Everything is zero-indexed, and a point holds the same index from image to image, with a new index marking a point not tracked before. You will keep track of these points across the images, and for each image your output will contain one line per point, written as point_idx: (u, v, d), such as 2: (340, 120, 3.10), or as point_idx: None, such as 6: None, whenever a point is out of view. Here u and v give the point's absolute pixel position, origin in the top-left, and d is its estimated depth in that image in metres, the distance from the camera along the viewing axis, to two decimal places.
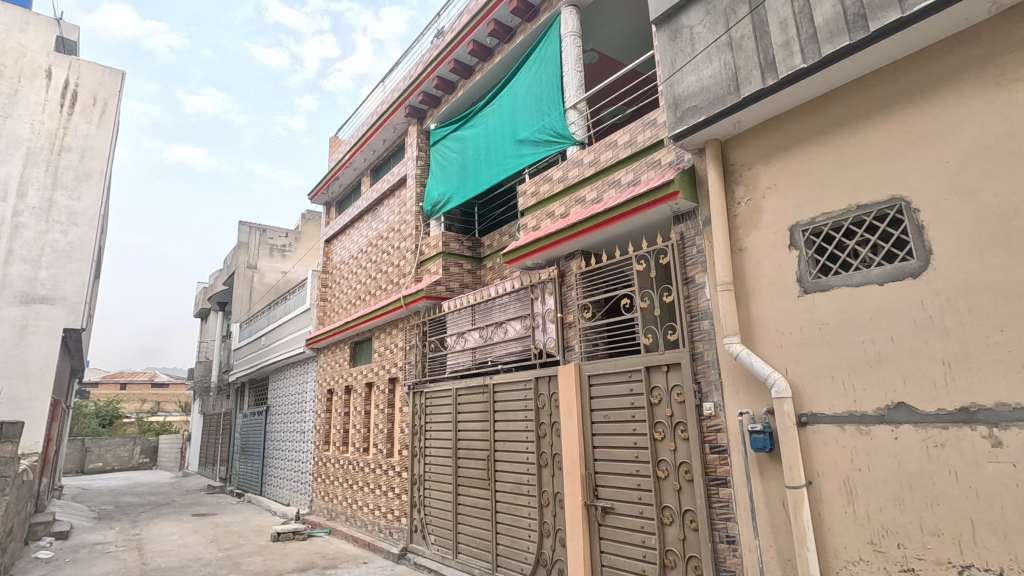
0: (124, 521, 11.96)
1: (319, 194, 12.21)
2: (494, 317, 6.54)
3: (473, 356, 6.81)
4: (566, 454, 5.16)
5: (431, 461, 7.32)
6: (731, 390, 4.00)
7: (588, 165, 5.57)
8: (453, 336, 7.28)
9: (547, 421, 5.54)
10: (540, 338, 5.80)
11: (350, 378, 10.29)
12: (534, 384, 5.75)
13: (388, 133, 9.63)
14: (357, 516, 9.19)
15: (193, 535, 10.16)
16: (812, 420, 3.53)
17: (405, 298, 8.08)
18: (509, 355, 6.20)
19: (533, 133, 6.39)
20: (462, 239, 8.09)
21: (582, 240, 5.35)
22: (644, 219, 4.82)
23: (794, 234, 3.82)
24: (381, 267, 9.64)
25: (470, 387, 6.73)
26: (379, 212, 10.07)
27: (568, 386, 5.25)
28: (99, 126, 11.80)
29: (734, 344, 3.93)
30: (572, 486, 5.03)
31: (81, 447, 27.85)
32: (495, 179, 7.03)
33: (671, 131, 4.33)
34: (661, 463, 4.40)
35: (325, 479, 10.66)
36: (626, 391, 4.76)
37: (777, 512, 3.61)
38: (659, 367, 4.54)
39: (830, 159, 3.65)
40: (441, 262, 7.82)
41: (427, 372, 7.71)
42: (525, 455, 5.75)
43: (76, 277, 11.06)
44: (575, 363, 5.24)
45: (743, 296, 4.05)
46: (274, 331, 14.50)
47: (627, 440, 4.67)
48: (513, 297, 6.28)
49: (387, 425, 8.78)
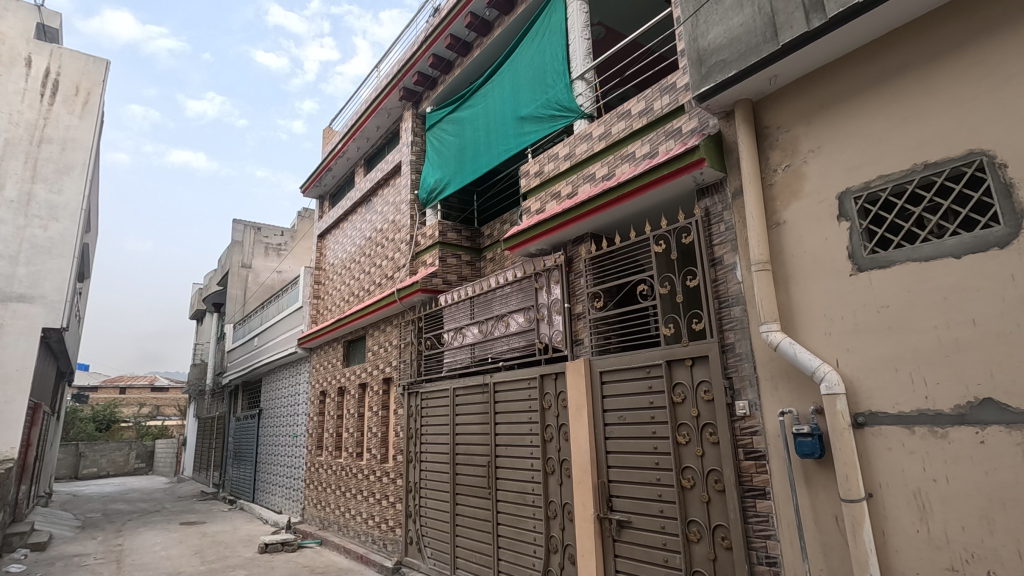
0: (108, 531, 11.40)
1: (311, 187, 11.66)
2: (494, 310, 5.99)
3: (471, 354, 6.26)
4: (576, 460, 4.60)
5: (427, 467, 6.77)
6: (769, 386, 3.44)
7: (598, 139, 5.02)
8: (450, 332, 6.72)
9: (553, 424, 4.98)
10: (545, 332, 5.23)
11: (342, 379, 9.76)
12: (539, 382, 5.19)
13: (382, 118, 9.11)
14: (350, 526, 8.63)
15: (177, 546, 9.62)
16: (872, 420, 2.97)
17: (399, 292, 7.54)
18: (512, 351, 5.63)
19: (536, 108, 5.86)
20: (460, 228, 7.54)
21: (592, 221, 4.82)
22: (663, 193, 4.27)
23: (844, 202, 3.25)
24: (375, 261, 9.10)
25: (469, 387, 6.18)
26: (373, 203, 9.54)
27: (577, 385, 4.70)
28: (82, 117, 11.31)
29: (774, 332, 3.37)
30: (583, 496, 4.46)
31: (74, 453, 27.39)
32: (495, 161, 6.50)
33: (695, 91, 3.78)
34: (685, 470, 3.84)
35: (318, 486, 10.11)
36: (644, 389, 4.20)
37: (829, 529, 3.06)
38: (682, 361, 3.98)
39: (889, 114, 3.10)
40: (437, 253, 7.28)
41: (423, 371, 7.17)
42: (529, 461, 5.19)
43: (57, 274, 10.55)
44: (586, 359, 4.69)
45: (783, 277, 3.49)
46: (266, 331, 13.97)
47: (645, 445, 4.11)
48: (516, 288, 5.72)
49: (381, 429, 8.22)
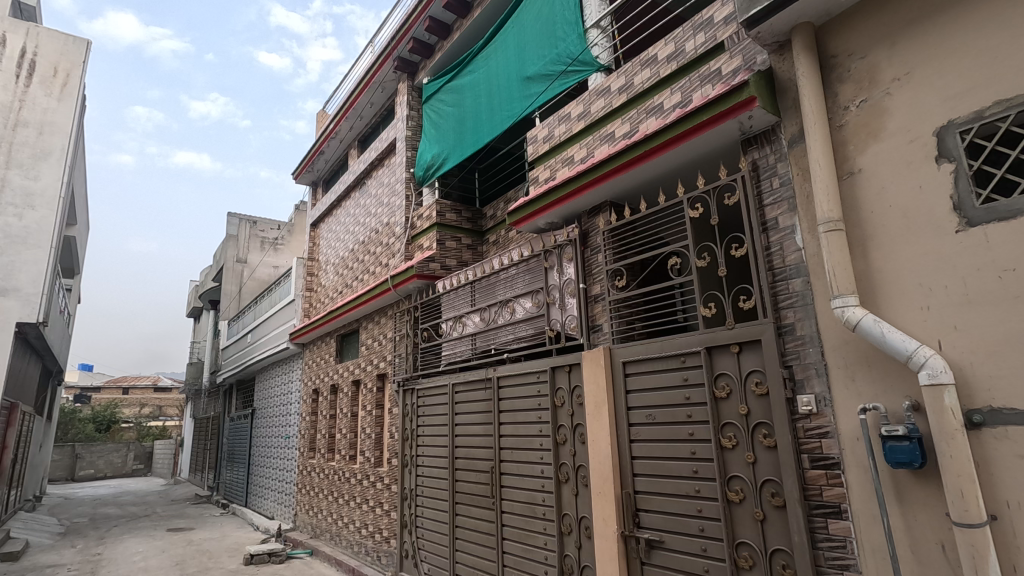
0: (89, 538, 10.78)
1: (303, 173, 10.99)
2: (497, 295, 5.29)
3: (473, 345, 5.56)
4: (595, 468, 3.89)
5: (424, 473, 6.07)
6: (843, 376, 2.74)
7: (618, 93, 4.32)
8: (449, 321, 6.03)
9: (567, 424, 4.27)
10: (557, 318, 4.52)
11: (336, 376, 9.07)
12: (550, 375, 4.48)
13: (376, 93, 8.42)
14: (343, 535, 7.95)
15: (159, 556, 8.97)
16: (993, 420, 2.26)
17: (393, 279, 6.85)
18: (518, 342, 4.92)
19: (545, 64, 5.16)
20: (459, 208, 6.85)
21: (612, 186, 4.11)
22: (701, 145, 3.55)
23: (945, 139, 2.54)
24: (369, 248, 8.41)
25: (470, 383, 5.47)
26: (367, 186, 8.84)
27: (597, 379, 3.99)
28: (60, 99, 10.69)
29: (852, 308, 2.65)
30: (605, 511, 3.76)
31: (71, 454, 26.88)
32: (498, 129, 5.81)
33: (743, 15, 3.05)
34: (732, 481, 3.14)
35: (310, 491, 9.44)
36: (679, 383, 3.50)
37: (932, 560, 2.35)
38: (726, 348, 3.27)
39: (1008, 20, 2.38)
40: (435, 235, 6.60)
41: (420, 366, 6.48)
42: (539, 468, 4.48)
43: (32, 265, 9.91)
44: (605, 347, 3.99)
45: (859, 239, 2.78)
46: (259, 327, 13.32)
47: (682, 451, 3.40)
48: (524, 269, 5.00)
49: (375, 430, 7.54)
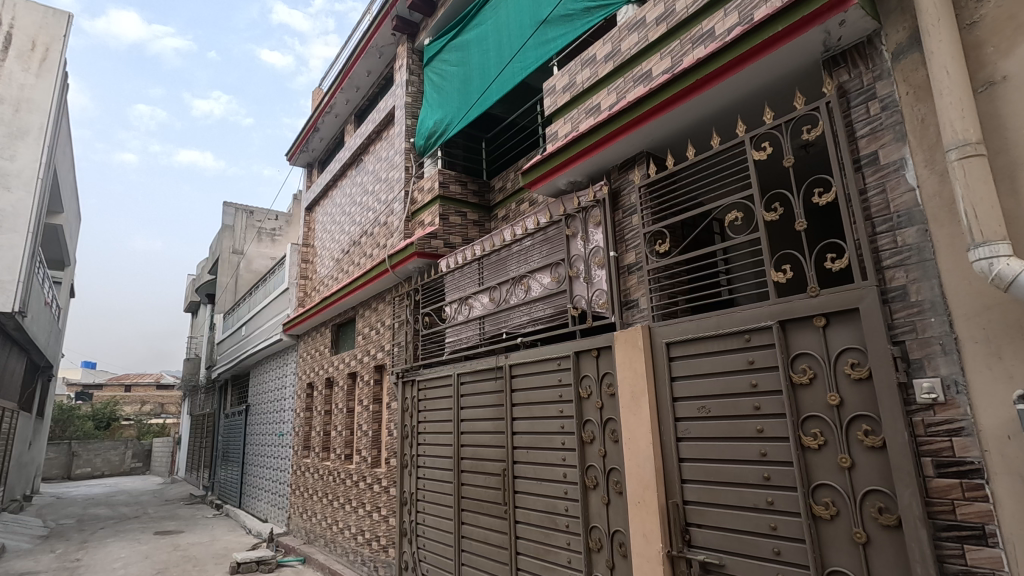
0: (71, 542, 10.15)
1: (297, 153, 10.30)
2: (509, 271, 4.59)
3: (480, 330, 4.86)
4: (633, 472, 3.19)
5: (425, 475, 5.38)
6: (984, 353, 2.03)
7: (655, 24, 3.60)
8: (453, 304, 5.34)
9: (595, 419, 3.57)
10: (581, 294, 3.81)
11: (331, 369, 8.40)
12: (573, 361, 3.78)
13: (373, 60, 7.72)
14: (338, 542, 7.29)
15: (141, 563, 8.33)
16: None
17: (391, 259, 6.17)
18: (534, 324, 4.22)
19: (564, 3, 4.46)
20: (464, 179, 6.17)
21: (651, 130, 3.41)
22: (768, 68, 2.84)
23: None
24: (366, 229, 7.72)
25: (478, 373, 4.78)
26: (364, 163, 8.15)
27: (633, 364, 3.29)
28: (38, 75, 10.05)
29: (1004, 260, 1.93)
30: (647, 525, 3.06)
31: (67, 452, 26.32)
32: (508, 85, 5.12)
33: None
34: (818, 491, 2.44)
35: (304, 493, 8.77)
36: (743, 367, 2.79)
37: None
38: (809, 321, 2.57)
39: None
40: (438, 209, 5.93)
41: (420, 355, 5.80)
42: (561, 471, 3.76)
43: (7, 250, 9.27)
44: (644, 326, 3.29)
45: (1006, 169, 2.07)
46: (254, 319, 12.67)
47: (747, 452, 2.70)
48: (541, 238, 4.29)
49: (373, 427, 6.87)
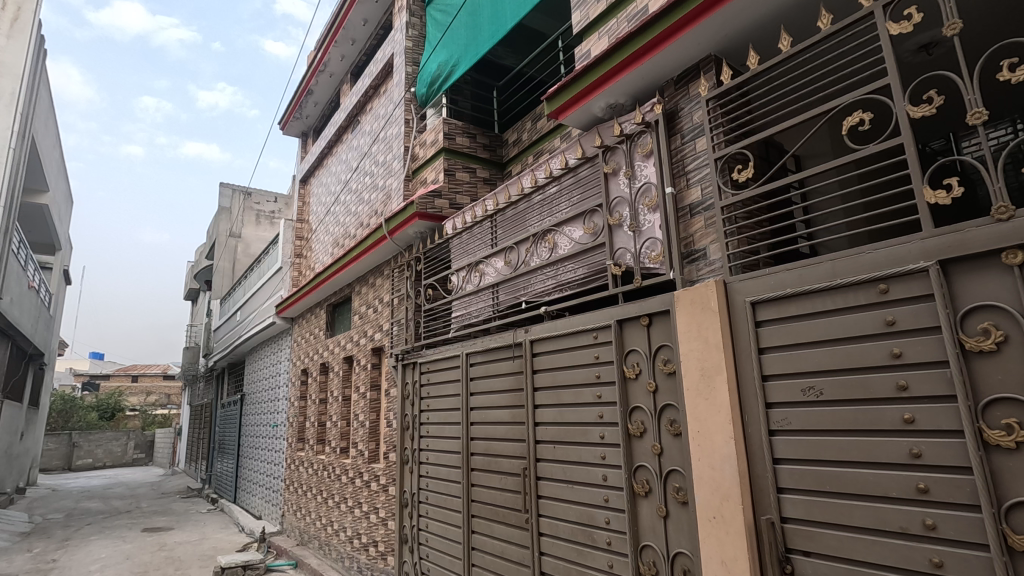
0: (51, 540, 9.46)
1: (290, 121, 9.50)
2: (529, 227, 3.75)
3: (494, 302, 4.02)
4: (705, 476, 2.36)
5: (429, 474, 4.58)
6: None
7: None
8: (460, 272, 4.51)
9: (646, 407, 2.73)
10: (625, 247, 2.97)
11: (326, 353, 7.63)
12: (616, 332, 2.94)
13: (370, 7, 6.87)
14: (333, 545, 6.55)
15: (121, 565, 7.63)
16: None
17: (388, 224, 5.35)
18: (561, 290, 3.39)
19: None
20: (473, 130, 5.33)
21: (724, 19, 2.55)
22: None
23: None
24: (362, 196, 6.90)
25: (492, 352, 3.96)
26: (360, 125, 7.33)
27: (703, 332, 2.45)
28: (9, 37, 9.28)
29: None
30: (727, 549, 2.24)
31: (68, 443, 25.87)
32: (525, 8, 4.24)
33: None
34: (1017, 515, 1.60)
35: (298, 489, 8.03)
36: (876, 330, 1.95)
37: None
38: (994, 258, 1.72)
39: None
40: (442, 163, 5.12)
41: (422, 334, 4.99)
42: (600, 473, 2.94)
43: None
44: (718, 281, 2.45)
45: None
46: (248, 303, 11.92)
47: (887, 452, 1.87)
48: (570, 182, 3.44)
49: (370, 417, 6.09)
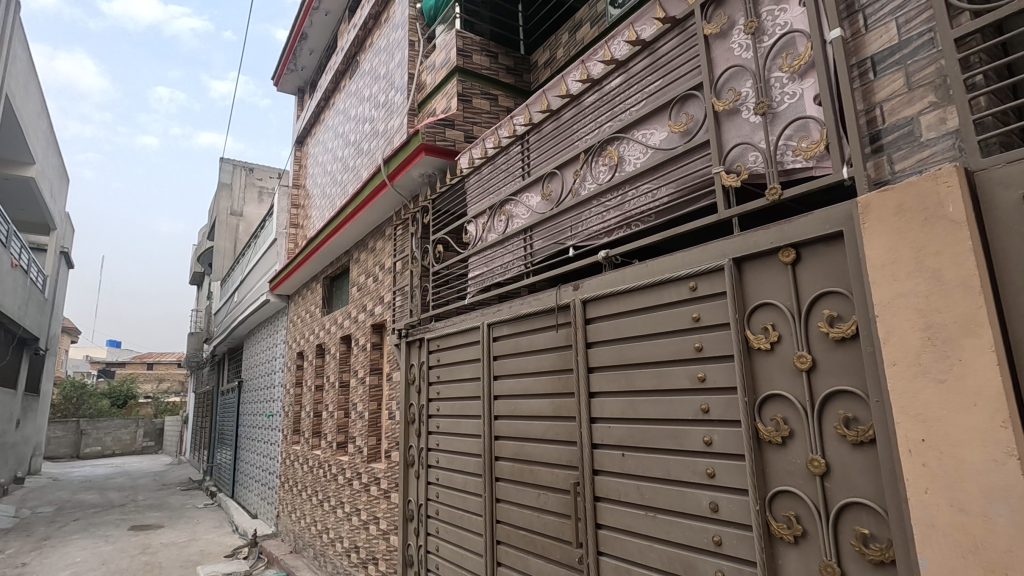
0: (29, 539, 8.63)
1: (285, 74, 8.45)
2: (580, 142, 2.66)
3: (526, 253, 2.95)
4: (941, 524, 1.28)
5: (439, 481, 3.55)
6: None
7: None
8: (479, 219, 3.45)
9: (795, 397, 1.65)
10: (747, 142, 1.86)
11: (322, 332, 6.64)
12: (731, 278, 1.85)
13: None
14: (329, 557, 5.58)
15: (94, 572, 6.76)
16: None
17: (388, 167, 4.30)
18: (630, 225, 2.30)
19: None
20: (494, 49, 4.24)
21: None
22: None
23: None
24: (361, 147, 5.83)
25: (524, 320, 2.89)
26: (359, 66, 6.24)
27: (929, 261, 1.35)
28: None
29: None
30: None
31: (76, 430, 25.36)
32: None
33: None
34: None
35: (292, 487, 7.08)
36: None
37: None
38: None
39: None
40: (456, 86, 4.04)
41: (430, 303, 3.94)
42: (704, 499, 1.87)
43: None
44: (956, 168, 1.34)
45: None
46: (245, 282, 10.98)
47: None
48: (643, 66, 2.34)
49: (368, 407, 5.08)
